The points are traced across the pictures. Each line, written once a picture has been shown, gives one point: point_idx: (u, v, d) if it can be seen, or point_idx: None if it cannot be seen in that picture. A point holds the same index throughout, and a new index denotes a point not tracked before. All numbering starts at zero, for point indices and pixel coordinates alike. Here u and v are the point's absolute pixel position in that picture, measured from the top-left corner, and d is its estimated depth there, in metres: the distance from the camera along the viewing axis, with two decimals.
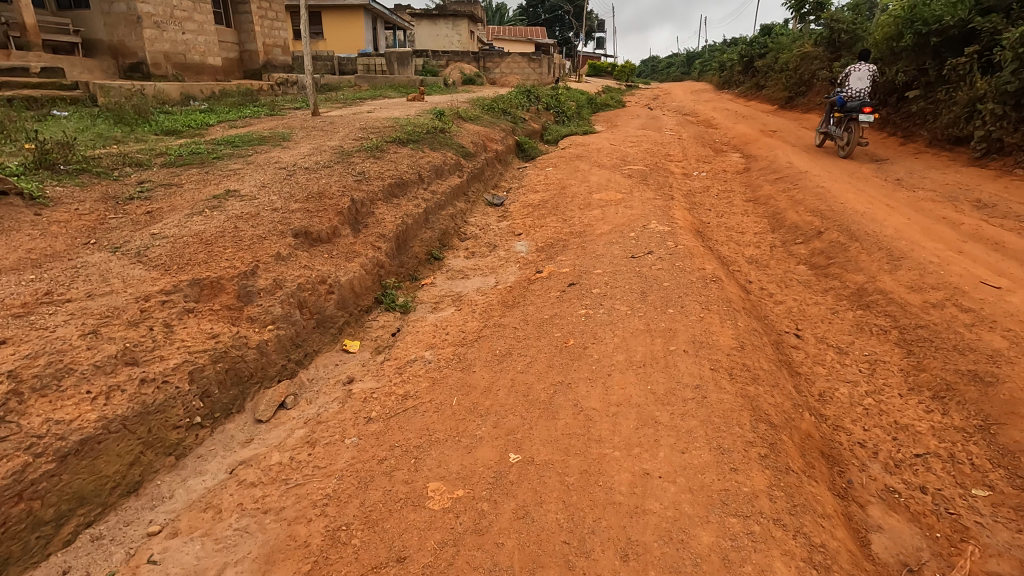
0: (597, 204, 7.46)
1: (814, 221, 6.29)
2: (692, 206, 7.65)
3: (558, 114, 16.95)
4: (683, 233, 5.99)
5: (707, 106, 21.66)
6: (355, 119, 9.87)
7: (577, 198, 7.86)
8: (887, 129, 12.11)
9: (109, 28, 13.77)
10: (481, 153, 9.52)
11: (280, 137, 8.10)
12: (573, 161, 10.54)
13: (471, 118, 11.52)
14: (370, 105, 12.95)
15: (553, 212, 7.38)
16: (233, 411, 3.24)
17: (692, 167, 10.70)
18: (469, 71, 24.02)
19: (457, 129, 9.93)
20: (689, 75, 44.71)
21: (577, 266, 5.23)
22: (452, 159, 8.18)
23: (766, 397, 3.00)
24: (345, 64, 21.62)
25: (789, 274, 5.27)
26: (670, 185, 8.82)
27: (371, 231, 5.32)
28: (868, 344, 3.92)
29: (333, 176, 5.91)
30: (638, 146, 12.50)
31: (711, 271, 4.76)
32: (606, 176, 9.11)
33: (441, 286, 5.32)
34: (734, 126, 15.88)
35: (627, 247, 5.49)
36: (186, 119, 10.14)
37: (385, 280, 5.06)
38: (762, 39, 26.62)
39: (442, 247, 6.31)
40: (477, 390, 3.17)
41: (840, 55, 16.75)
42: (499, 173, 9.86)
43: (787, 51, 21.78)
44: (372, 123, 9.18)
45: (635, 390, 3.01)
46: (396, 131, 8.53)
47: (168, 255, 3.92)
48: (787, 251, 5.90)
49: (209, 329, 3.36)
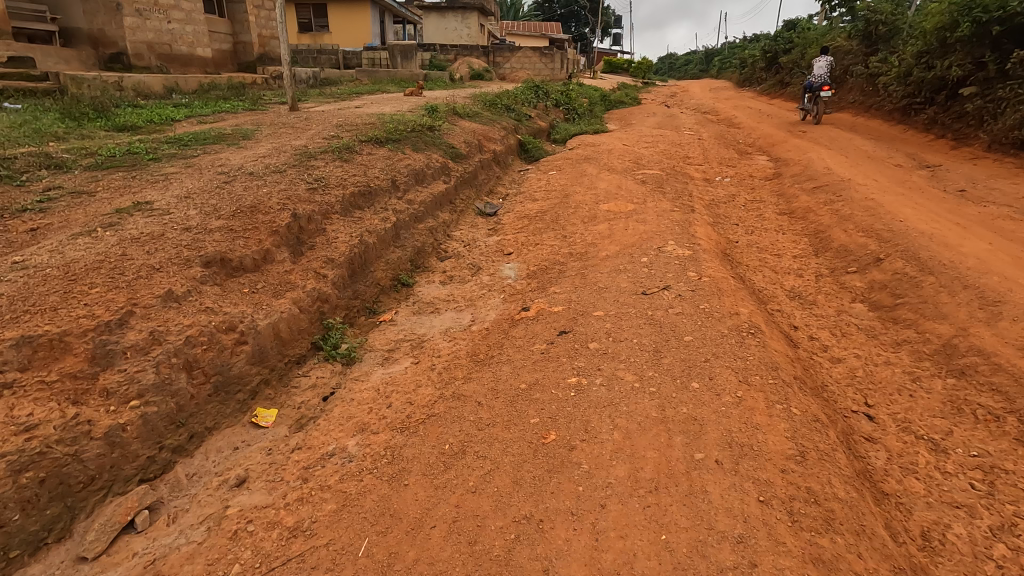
0: (604, 217, 6.37)
1: (869, 244, 5.15)
2: (717, 221, 6.50)
3: (568, 111, 15.81)
4: (707, 257, 4.88)
5: (728, 104, 20.37)
6: (335, 115, 8.83)
7: (581, 208, 6.78)
8: (934, 131, 10.83)
9: (89, 16, 12.90)
10: (475, 154, 8.44)
11: (241, 134, 7.08)
12: (580, 164, 9.43)
13: (468, 115, 10.43)
14: (361, 101, 11.93)
15: (552, 225, 6.30)
16: (47, 543, 2.23)
17: (714, 173, 9.53)
18: (477, 66, 22.95)
19: (449, 127, 8.88)
20: (708, 73, 43.20)
21: (574, 302, 4.14)
22: (437, 162, 7.12)
23: (850, 561, 1.90)
24: (350, 57, 20.68)
25: (843, 320, 4.13)
26: (690, 193, 7.69)
27: (318, 254, 4.28)
28: (974, 439, 2.79)
29: (280, 184, 4.87)
30: (653, 146, 11.37)
31: (747, 317, 3.64)
32: (617, 181, 8.01)
33: (404, 324, 4.27)
34: (758, 125, 14.65)
35: (637, 277, 4.39)
36: (150, 114, 9.15)
37: (328, 319, 4.01)
38: (786, 34, 25.19)
39: (413, 270, 5.26)
40: (404, 526, 2.12)
41: (877, 49, 15.46)
42: (496, 177, 8.79)
43: (815, 46, 20.41)
44: (351, 120, 8.15)
45: (640, 547, 1.92)
46: (376, 129, 7.48)
47: (10, 296, 2.89)
48: (836, 284, 4.76)
49: (25, 416, 2.33)
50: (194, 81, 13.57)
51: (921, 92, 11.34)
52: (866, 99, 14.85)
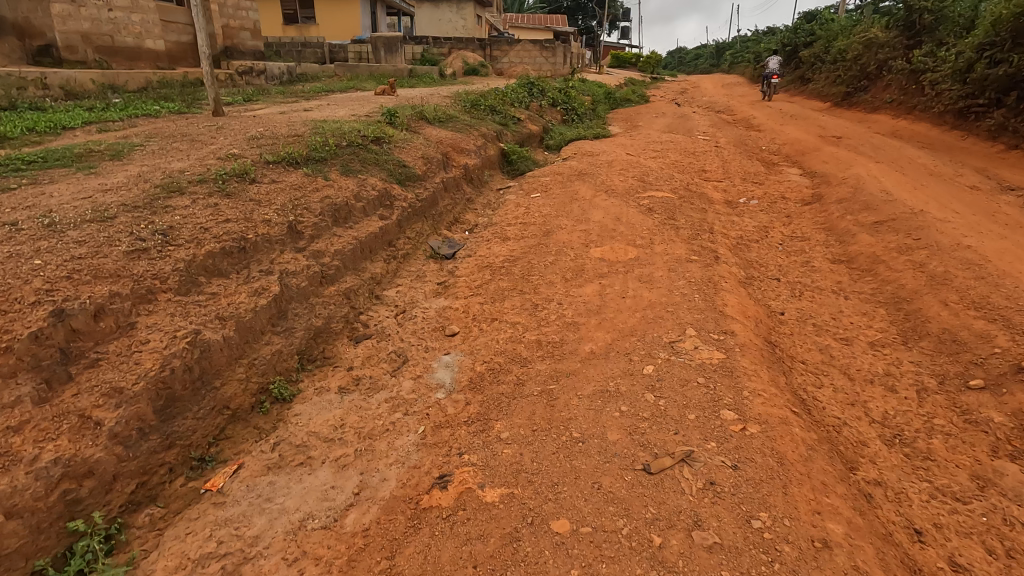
0: (594, 271, 4.63)
1: (996, 337, 3.38)
2: (751, 277, 4.72)
3: (567, 111, 14.01)
4: (748, 361, 3.10)
5: (744, 102, 18.50)
6: (263, 122, 7.08)
7: (566, 252, 5.05)
8: (1003, 141, 9.00)
9: (13, 3, 11.25)
10: (437, 173, 6.69)
11: (115, 150, 5.33)
12: (571, 182, 7.66)
13: (439, 120, 8.65)
14: (318, 102, 10.17)
15: (521, 281, 4.55)
16: None
17: (737, 195, 7.73)
18: (472, 60, 21.14)
19: (408, 136, 7.14)
20: (719, 67, 41.12)
21: (525, 472, 2.40)
22: (375, 186, 5.36)
23: None
24: (336, 51, 18.97)
25: (995, 514, 2.36)
26: (709, 227, 5.94)
27: (98, 377, 2.54)
28: None
29: (81, 246, 3.13)
30: (663, 156, 9.59)
31: (844, 555, 1.88)
32: (615, 209, 6.27)
33: (239, 502, 2.55)
34: (782, 129, 12.83)
35: (635, 418, 2.63)
36: (40, 119, 7.41)
37: (85, 513, 2.28)
38: (807, 25, 23.18)
39: (301, 369, 3.51)
40: None
41: (920, 42, 13.60)
42: (465, 200, 7.07)
43: (844, 37, 18.50)
44: (276, 129, 6.40)
45: None
46: (299, 142, 5.73)
47: None
48: (956, 415, 2.99)
49: None
50: (140, 76, 11.77)
51: (984, 93, 9.59)
52: (908, 99, 12.97)
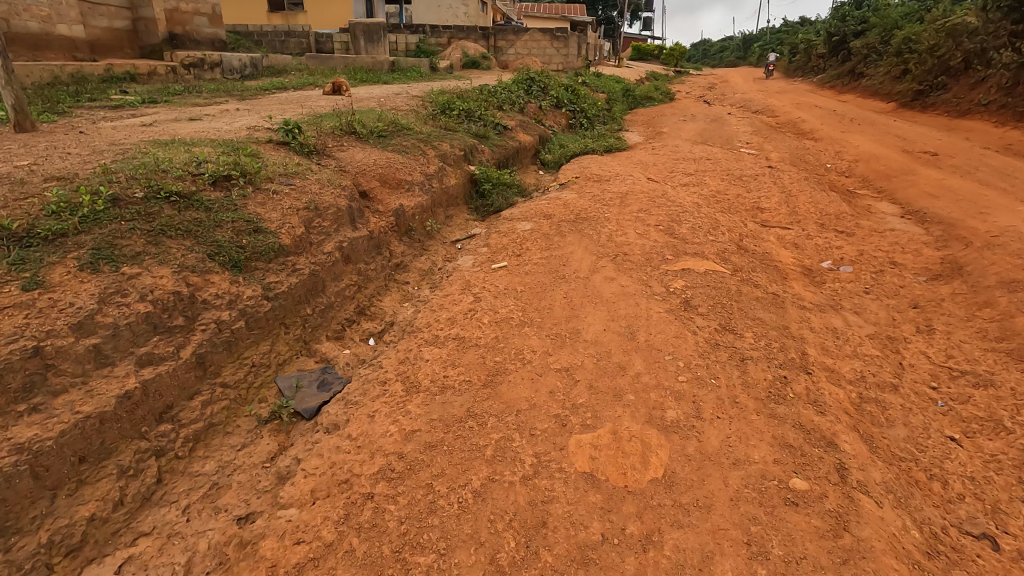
0: (570, 535, 2.01)
1: None
2: (938, 552, 2.02)
3: (574, 115, 11.29)
4: None
5: (788, 101, 15.55)
6: (74, 142, 4.45)
7: (520, 444, 2.42)
8: None
9: None
10: (333, 230, 4.06)
11: None
12: (562, 235, 5.03)
13: (377, 134, 5.99)
14: (235, 108, 7.57)
15: (395, 563, 1.95)
16: None
17: (818, 258, 5.06)
18: (473, 50, 18.40)
19: (300, 166, 4.51)
20: (747, 61, 37.81)
21: None
22: (152, 289, 2.74)
23: None
24: (323, 41, 16.52)
25: None
26: (798, 354, 3.22)
27: None
28: None
29: None
30: (701, 185, 6.85)
31: None
32: (629, 306, 3.61)
33: None
34: (852, 139, 9.96)
35: None
36: None
37: None
38: (858, 11, 19.99)
39: None
40: None
41: None
42: (386, 270, 4.47)
43: (912, 25, 15.44)
44: (56, 160, 3.78)
45: None
46: (43, 194, 3.10)
47: None
48: None
49: None
50: (43, 70, 9.29)
51: None
52: (1017, 101, 10.06)
